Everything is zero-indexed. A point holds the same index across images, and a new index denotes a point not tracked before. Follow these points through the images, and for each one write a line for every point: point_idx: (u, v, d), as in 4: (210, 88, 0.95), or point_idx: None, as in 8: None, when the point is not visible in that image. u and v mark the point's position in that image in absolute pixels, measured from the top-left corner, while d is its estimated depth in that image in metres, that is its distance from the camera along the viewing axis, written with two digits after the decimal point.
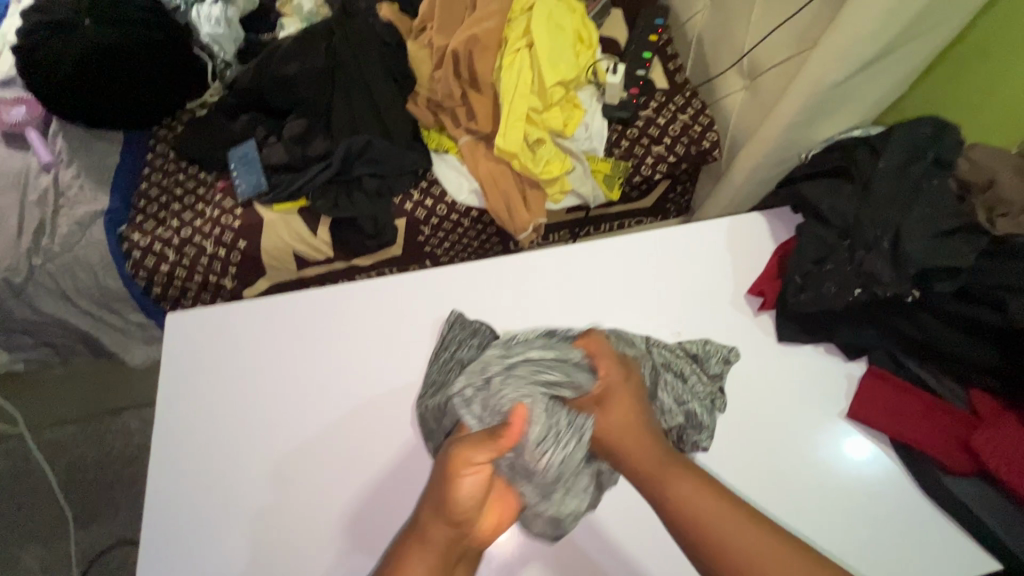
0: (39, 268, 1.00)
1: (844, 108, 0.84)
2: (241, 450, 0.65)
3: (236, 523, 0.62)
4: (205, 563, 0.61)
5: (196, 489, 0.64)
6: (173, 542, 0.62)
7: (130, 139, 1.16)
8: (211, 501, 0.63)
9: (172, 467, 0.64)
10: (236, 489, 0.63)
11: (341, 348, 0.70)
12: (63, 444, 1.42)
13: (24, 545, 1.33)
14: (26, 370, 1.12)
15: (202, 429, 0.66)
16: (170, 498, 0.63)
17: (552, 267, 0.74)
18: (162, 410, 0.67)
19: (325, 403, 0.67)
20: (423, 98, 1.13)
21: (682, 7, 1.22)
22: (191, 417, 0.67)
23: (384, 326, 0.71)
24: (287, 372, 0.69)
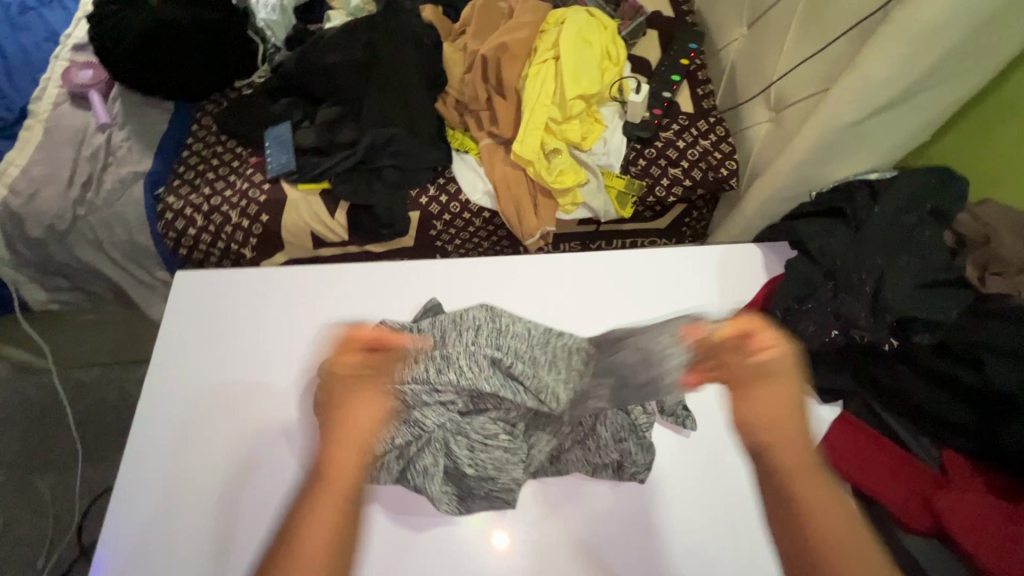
0: (81, 218, 1.09)
1: (860, 149, 0.83)
2: (219, 411, 0.68)
3: (201, 482, 0.64)
4: (167, 507, 0.63)
5: (171, 434, 0.67)
6: (139, 492, 0.64)
7: (180, 109, 1.25)
8: (182, 448, 0.66)
9: (154, 411, 0.68)
10: (207, 440, 0.66)
11: (328, 326, 0.73)
12: (88, 385, 1.54)
13: (40, 473, 1.44)
14: (61, 311, 1.22)
15: (186, 380, 0.70)
16: (145, 441, 0.67)
17: (540, 273, 0.76)
18: (154, 358, 0.71)
19: (303, 378, 0.70)
20: (452, 98, 1.18)
21: (719, 34, 1.23)
22: (178, 373, 0.70)
23: (368, 309, 0.74)
24: (274, 337, 0.73)
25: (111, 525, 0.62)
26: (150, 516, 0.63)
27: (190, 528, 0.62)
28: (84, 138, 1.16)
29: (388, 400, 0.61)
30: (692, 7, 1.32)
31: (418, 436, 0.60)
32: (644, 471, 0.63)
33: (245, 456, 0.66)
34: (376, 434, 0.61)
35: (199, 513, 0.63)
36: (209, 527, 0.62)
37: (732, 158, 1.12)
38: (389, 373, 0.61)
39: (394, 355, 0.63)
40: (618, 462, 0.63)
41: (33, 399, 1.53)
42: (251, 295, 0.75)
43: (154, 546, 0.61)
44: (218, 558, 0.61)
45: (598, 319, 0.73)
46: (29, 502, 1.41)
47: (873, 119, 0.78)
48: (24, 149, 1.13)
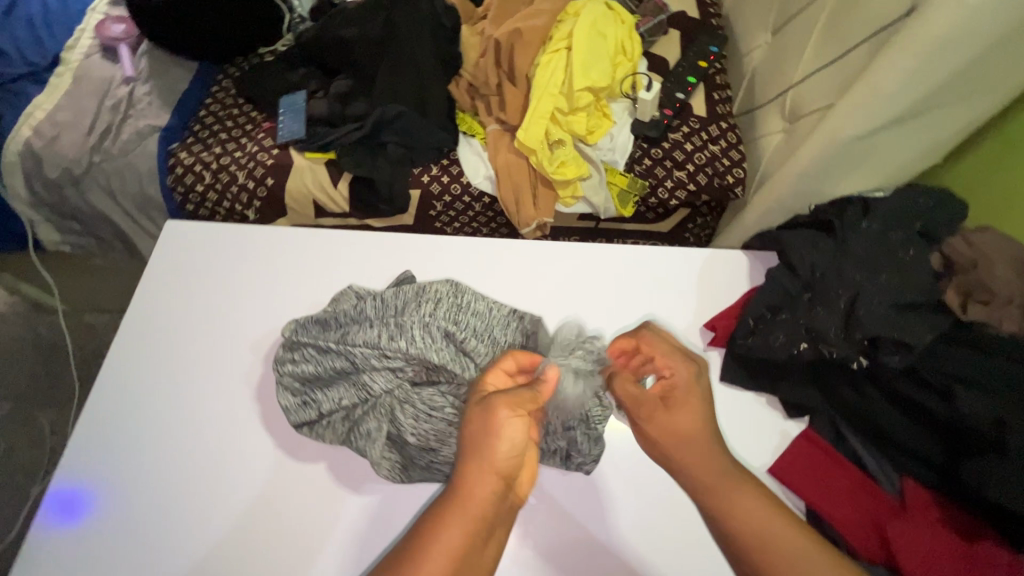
0: (96, 164, 1.12)
1: (865, 165, 0.80)
2: (188, 359, 0.70)
3: (161, 425, 0.66)
4: (128, 440, 0.65)
5: (143, 373, 0.69)
6: (102, 428, 0.66)
7: (203, 69, 1.28)
8: (151, 387, 0.68)
9: (131, 350, 0.71)
10: (175, 382, 0.69)
11: (303, 288, 0.74)
12: (95, 329, 1.60)
13: (43, 407, 1.51)
14: (73, 253, 1.27)
15: (163, 322, 0.72)
16: (118, 377, 0.69)
17: (518, 258, 0.76)
18: (137, 299, 0.74)
19: (271, 335, 0.71)
20: (466, 82, 1.19)
21: (743, 39, 1.20)
22: (155, 319, 0.72)
23: (345, 275, 0.75)
24: (250, 291, 0.74)
25: (72, 456, 0.64)
26: (110, 450, 0.65)
27: (144, 467, 0.64)
28: (108, 89, 1.20)
29: (341, 360, 0.62)
30: (720, 10, 1.29)
31: (366, 399, 0.62)
32: (590, 463, 0.61)
33: (206, 405, 0.67)
34: (326, 394, 0.62)
35: (155, 455, 0.64)
36: (162, 469, 0.63)
37: (740, 166, 1.09)
38: (346, 336, 0.63)
39: (353, 319, 0.65)
40: (565, 450, 0.61)
41: (44, 336, 1.59)
42: (233, 250, 0.77)
43: (108, 482, 0.63)
44: (167, 501, 0.62)
45: (571, 309, 0.72)
46: (30, 433, 1.48)
47: (879, 134, 0.75)
48: (52, 94, 1.18)
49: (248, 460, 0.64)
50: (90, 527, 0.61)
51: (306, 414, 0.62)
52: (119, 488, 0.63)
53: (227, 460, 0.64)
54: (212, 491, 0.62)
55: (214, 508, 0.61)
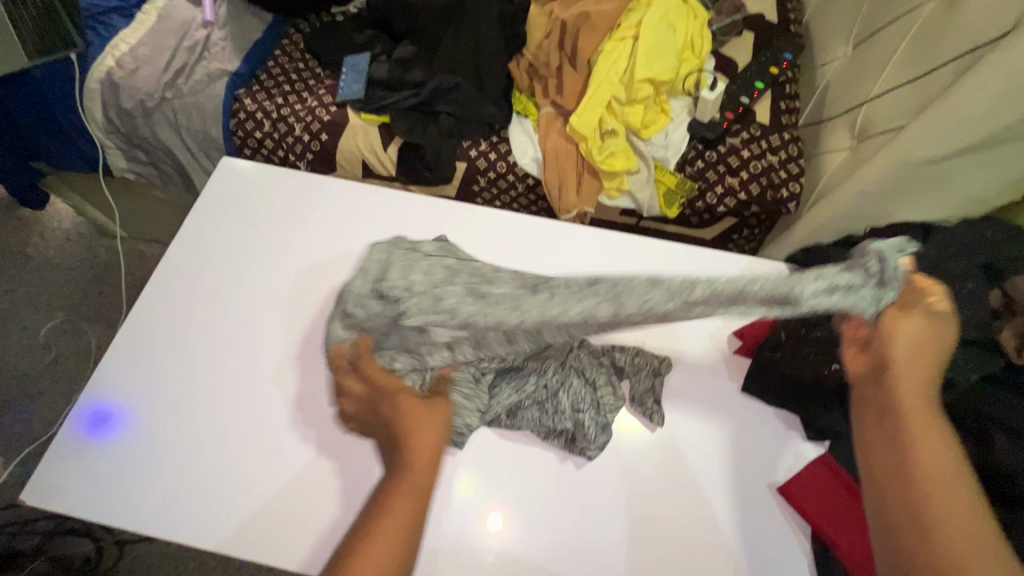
0: (167, 100, 1.18)
1: (934, 193, 0.76)
2: (223, 291, 0.74)
3: (192, 350, 0.70)
4: (162, 356, 0.70)
5: (184, 297, 0.73)
6: (138, 347, 0.70)
7: (276, 22, 1.33)
8: (189, 312, 0.72)
9: (176, 273, 0.75)
10: (211, 310, 0.72)
11: (337, 237, 0.77)
12: (147, 257, 1.70)
13: (92, 322, 1.61)
14: (136, 182, 1.34)
15: (207, 253, 0.76)
16: (161, 297, 0.73)
17: (553, 239, 0.76)
18: (187, 227, 0.78)
19: (301, 278, 0.74)
20: (526, 61, 1.17)
21: (820, 50, 1.15)
22: (197, 251, 0.76)
23: (380, 231, 0.77)
24: (291, 234, 0.77)
25: (109, 368, 0.69)
26: (144, 362, 0.69)
27: (173, 387, 0.68)
28: (187, 30, 1.26)
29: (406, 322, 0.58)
30: (800, 17, 1.23)
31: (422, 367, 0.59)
32: (594, 449, 0.61)
33: (234, 336, 0.71)
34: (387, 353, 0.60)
35: (182, 378, 0.68)
36: (189, 392, 0.67)
37: (797, 180, 1.05)
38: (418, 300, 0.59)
39: (424, 284, 0.60)
40: (569, 432, 0.61)
41: (102, 258, 1.70)
42: (277, 193, 0.80)
43: (138, 397, 0.67)
44: (187, 424, 0.66)
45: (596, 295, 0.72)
46: (78, 345, 1.59)
47: (954, 159, 0.71)
48: (137, 29, 1.24)
49: (264, 395, 0.67)
50: (117, 435, 0.65)
51: (357, 356, 0.61)
52: (148, 403, 0.67)
53: (246, 396, 0.67)
54: (232, 425, 0.65)
55: (231, 438, 0.65)
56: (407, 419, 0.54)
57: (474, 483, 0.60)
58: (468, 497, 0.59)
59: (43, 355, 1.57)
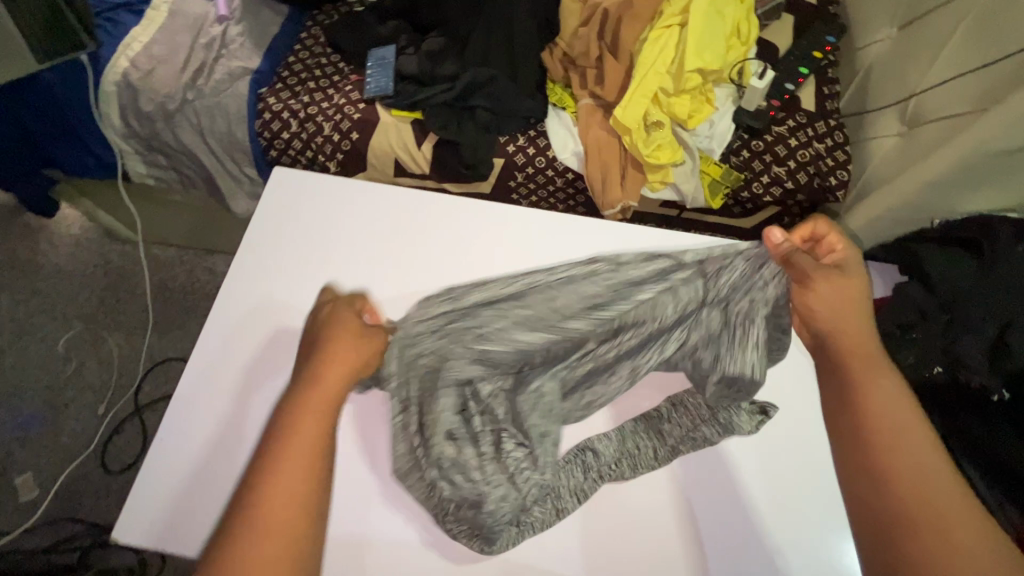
0: (189, 102, 1.13)
1: (1001, 184, 0.75)
2: (293, 306, 0.71)
3: (266, 370, 0.68)
4: (238, 369, 0.68)
5: (253, 306, 0.71)
6: (209, 367, 0.68)
7: (293, 14, 1.27)
8: (260, 323, 0.70)
9: (243, 281, 0.73)
10: (284, 322, 0.70)
11: (404, 245, 0.74)
12: (163, 262, 1.65)
13: (111, 330, 1.58)
14: (155, 187, 1.30)
15: (273, 260, 0.74)
16: (231, 305, 0.71)
17: (618, 239, 0.75)
18: (250, 234, 0.76)
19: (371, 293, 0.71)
20: (560, 50, 1.14)
21: (861, 32, 1.12)
22: (259, 265, 0.74)
23: (444, 239, 0.75)
24: (355, 242, 0.75)
25: (183, 389, 0.67)
26: (219, 376, 0.67)
27: (247, 410, 0.66)
28: (202, 26, 1.20)
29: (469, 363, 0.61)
30: None
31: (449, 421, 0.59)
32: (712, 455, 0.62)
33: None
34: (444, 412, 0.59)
35: (259, 393, 0.66)
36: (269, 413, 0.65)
37: (844, 168, 1.04)
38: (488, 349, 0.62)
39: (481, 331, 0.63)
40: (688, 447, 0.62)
41: (115, 264, 1.65)
42: (336, 203, 0.78)
43: (215, 419, 0.65)
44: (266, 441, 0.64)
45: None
46: (99, 354, 1.55)
47: None
48: (150, 26, 1.18)
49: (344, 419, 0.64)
50: (198, 461, 0.63)
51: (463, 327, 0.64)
52: (228, 427, 0.65)
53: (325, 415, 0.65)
54: None
55: None
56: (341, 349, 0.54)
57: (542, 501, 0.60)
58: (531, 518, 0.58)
59: (63, 366, 1.53)
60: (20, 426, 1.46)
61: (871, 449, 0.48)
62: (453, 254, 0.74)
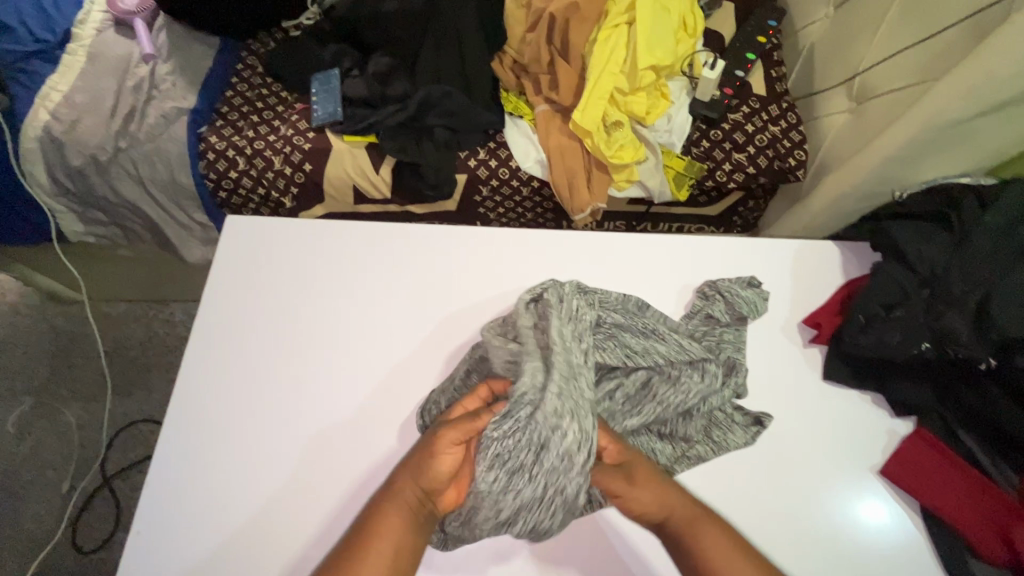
0: (123, 151, 1.05)
1: (954, 153, 0.77)
2: (267, 369, 0.66)
3: (246, 435, 0.63)
4: (215, 433, 0.63)
5: (225, 364, 0.67)
6: (183, 447, 0.62)
7: (226, 45, 1.21)
8: (234, 381, 0.66)
9: (210, 340, 0.68)
10: (260, 373, 0.66)
11: (377, 281, 0.71)
12: (116, 319, 1.55)
13: (66, 400, 1.47)
14: (97, 244, 1.21)
15: (242, 312, 0.69)
16: (201, 366, 0.66)
17: (597, 246, 0.73)
18: (212, 288, 0.71)
19: (357, 345, 0.67)
20: (510, 59, 1.12)
21: (800, 12, 1.14)
22: (225, 329, 0.68)
23: (415, 272, 0.72)
24: (325, 284, 0.71)
25: (153, 478, 0.61)
26: (195, 446, 0.62)
27: (227, 479, 0.61)
28: (128, 68, 1.12)
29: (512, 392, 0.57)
30: None
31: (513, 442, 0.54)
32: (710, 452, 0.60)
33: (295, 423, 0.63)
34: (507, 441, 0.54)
35: (242, 460, 0.62)
36: (255, 485, 0.60)
37: (801, 148, 1.05)
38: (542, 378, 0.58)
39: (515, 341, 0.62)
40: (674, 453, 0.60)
41: (62, 328, 1.54)
42: (299, 248, 0.73)
43: (199, 503, 0.60)
44: (257, 511, 0.59)
45: (656, 301, 0.69)
46: (56, 428, 1.44)
47: (981, 118, 0.72)
48: (70, 74, 1.10)
49: (351, 490, 0.61)
50: (178, 541, 0.58)
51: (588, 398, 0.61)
52: (211, 501, 0.60)
53: (319, 472, 0.61)
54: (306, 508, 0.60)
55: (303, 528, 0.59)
56: (429, 462, 0.53)
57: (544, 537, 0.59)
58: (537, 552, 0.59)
59: (17, 447, 1.41)
60: None
61: (687, 539, 0.53)
62: (428, 284, 0.71)
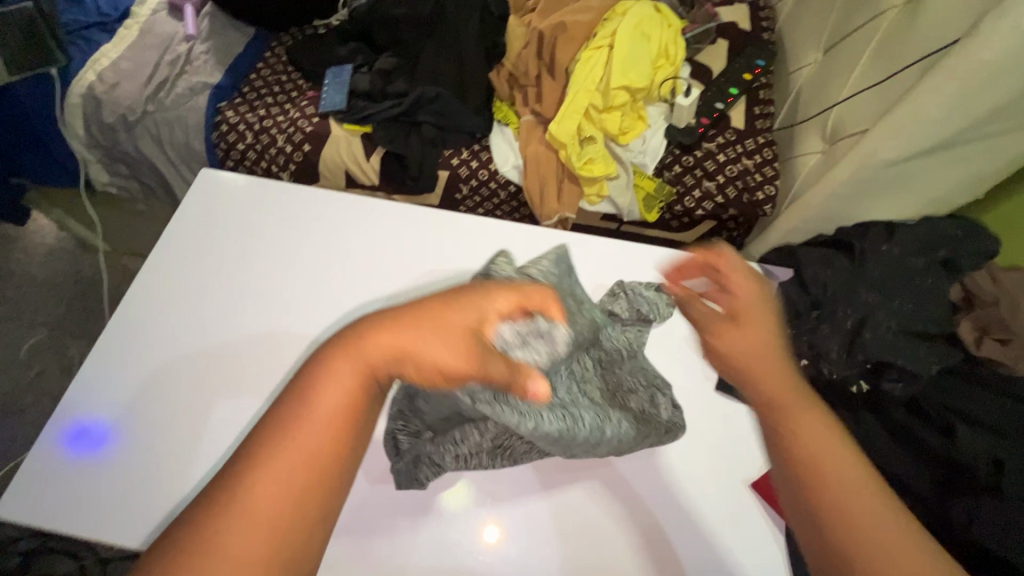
0: (149, 114, 1.18)
1: (896, 193, 0.78)
2: (200, 306, 0.74)
3: (163, 359, 0.70)
4: (141, 351, 0.71)
5: (166, 293, 0.75)
6: (109, 368, 0.70)
7: (259, 35, 1.34)
8: (170, 311, 0.74)
9: (161, 270, 0.77)
10: (191, 309, 0.74)
11: (314, 247, 0.78)
12: (132, 272, 1.69)
13: (75, 338, 1.60)
14: (119, 196, 1.34)
15: (194, 253, 0.78)
16: (146, 290, 0.75)
17: (528, 241, 0.78)
18: (174, 226, 0.80)
19: (278, 304, 0.74)
20: (506, 71, 1.19)
21: (792, 56, 1.17)
22: (178, 263, 0.77)
23: (346, 239, 0.79)
24: (270, 243, 0.79)
25: (81, 375, 0.69)
26: (122, 357, 0.70)
27: (133, 393, 0.68)
28: (170, 45, 1.27)
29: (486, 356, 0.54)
30: (773, 25, 1.26)
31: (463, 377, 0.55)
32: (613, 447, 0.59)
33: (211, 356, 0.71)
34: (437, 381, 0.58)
35: (152, 381, 0.69)
36: (156, 402, 0.68)
37: (772, 183, 1.07)
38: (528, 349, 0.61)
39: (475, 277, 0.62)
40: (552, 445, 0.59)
41: (86, 273, 1.69)
42: (248, 208, 0.81)
43: (107, 405, 0.67)
44: (146, 428, 0.66)
45: None
46: (61, 361, 1.57)
47: (917, 160, 0.73)
48: (121, 45, 1.25)
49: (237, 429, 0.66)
50: (78, 436, 0.66)
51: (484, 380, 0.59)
52: (115, 409, 0.67)
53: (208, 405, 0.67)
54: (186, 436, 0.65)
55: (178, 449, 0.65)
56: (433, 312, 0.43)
57: (467, 496, 0.60)
58: (459, 513, 0.59)
59: (25, 372, 1.55)
60: None
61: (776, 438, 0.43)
62: (356, 260, 0.78)
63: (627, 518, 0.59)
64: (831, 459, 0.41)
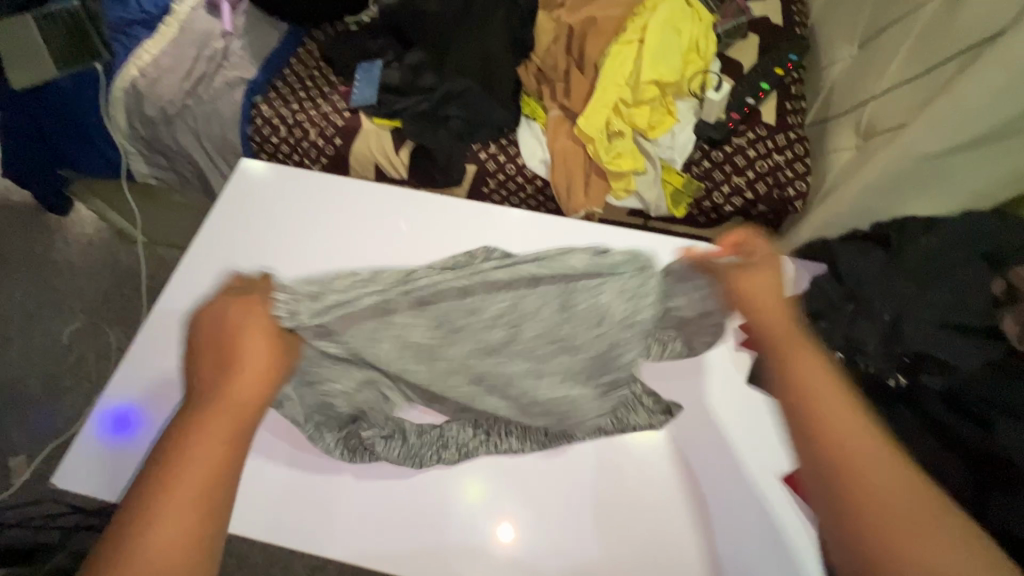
0: (188, 107, 1.22)
1: (934, 188, 0.76)
2: None
3: None
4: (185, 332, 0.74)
5: (210, 277, 0.78)
6: (153, 344, 0.73)
7: (292, 31, 1.37)
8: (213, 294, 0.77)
9: (204, 256, 0.80)
10: None
11: (352, 233, 0.81)
12: (166, 261, 1.75)
13: (112, 324, 1.66)
14: (157, 187, 1.38)
15: (236, 240, 0.81)
16: (192, 275, 0.78)
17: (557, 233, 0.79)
18: (216, 215, 0.83)
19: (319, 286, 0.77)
20: (534, 66, 1.20)
21: (826, 51, 1.15)
22: (222, 250, 0.80)
23: (377, 227, 0.81)
24: (309, 231, 0.82)
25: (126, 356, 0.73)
26: (167, 338, 0.74)
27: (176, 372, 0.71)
28: (207, 40, 1.31)
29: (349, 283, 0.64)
30: (806, 19, 1.24)
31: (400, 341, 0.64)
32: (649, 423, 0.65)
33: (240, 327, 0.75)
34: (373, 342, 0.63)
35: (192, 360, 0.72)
36: None
37: (804, 179, 1.06)
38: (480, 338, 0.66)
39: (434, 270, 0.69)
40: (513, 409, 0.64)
41: (123, 262, 1.75)
42: (284, 198, 0.84)
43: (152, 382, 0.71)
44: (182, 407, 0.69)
45: None
46: (98, 346, 1.63)
47: (957, 154, 0.72)
48: (160, 41, 1.30)
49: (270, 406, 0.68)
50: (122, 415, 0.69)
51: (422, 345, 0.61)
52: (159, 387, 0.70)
53: None
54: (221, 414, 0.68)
55: None
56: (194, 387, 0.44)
57: (484, 491, 0.63)
58: (478, 504, 0.63)
59: (65, 356, 1.62)
60: (17, 411, 1.54)
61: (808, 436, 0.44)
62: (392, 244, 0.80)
63: (646, 512, 0.62)
64: (841, 428, 0.43)
